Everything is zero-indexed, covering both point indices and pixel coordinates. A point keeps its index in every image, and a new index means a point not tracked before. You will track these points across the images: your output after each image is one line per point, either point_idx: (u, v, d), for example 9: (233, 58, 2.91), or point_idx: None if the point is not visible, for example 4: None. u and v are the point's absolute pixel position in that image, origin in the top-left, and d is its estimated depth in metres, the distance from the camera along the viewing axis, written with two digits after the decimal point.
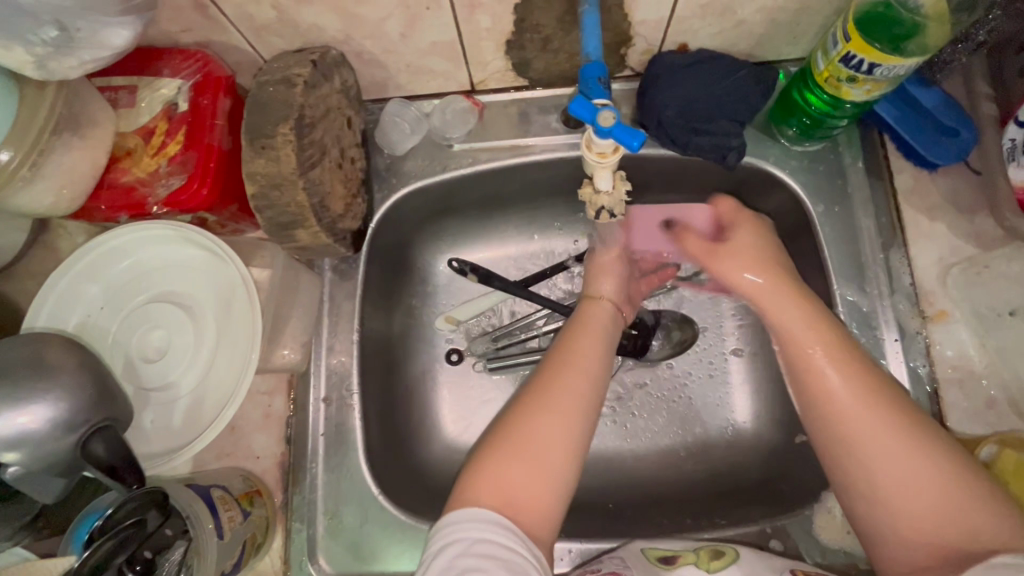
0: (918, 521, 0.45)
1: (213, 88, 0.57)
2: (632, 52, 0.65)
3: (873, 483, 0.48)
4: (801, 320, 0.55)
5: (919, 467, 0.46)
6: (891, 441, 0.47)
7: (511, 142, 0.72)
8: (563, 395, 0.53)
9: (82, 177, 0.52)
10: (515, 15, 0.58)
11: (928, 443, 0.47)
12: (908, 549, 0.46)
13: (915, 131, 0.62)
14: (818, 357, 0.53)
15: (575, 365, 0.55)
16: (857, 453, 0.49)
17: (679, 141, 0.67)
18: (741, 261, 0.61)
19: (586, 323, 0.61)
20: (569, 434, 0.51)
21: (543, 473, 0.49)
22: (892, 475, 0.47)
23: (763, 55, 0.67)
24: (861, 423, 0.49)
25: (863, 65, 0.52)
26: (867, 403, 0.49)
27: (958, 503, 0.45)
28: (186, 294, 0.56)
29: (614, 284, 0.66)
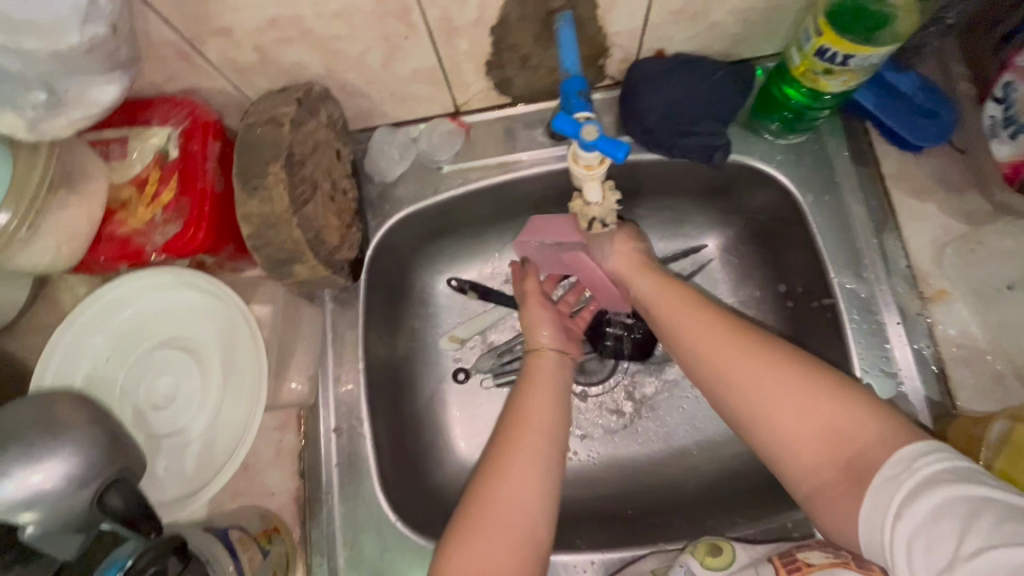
0: (806, 442, 0.46)
1: (202, 133, 0.58)
2: (610, 62, 0.66)
3: (769, 428, 0.48)
4: (687, 321, 0.55)
5: (810, 405, 0.46)
6: (788, 387, 0.47)
7: (499, 159, 0.73)
8: (521, 462, 0.53)
9: (80, 231, 0.53)
10: (492, 37, 0.59)
11: (784, 357, 0.49)
12: (809, 474, 0.46)
13: (896, 115, 0.62)
14: (695, 342, 0.53)
15: (538, 424, 0.56)
16: (733, 395, 0.50)
17: (666, 144, 0.68)
18: (633, 267, 0.63)
19: (538, 378, 0.61)
20: (530, 496, 0.52)
21: (516, 535, 0.50)
22: (785, 410, 0.47)
23: (739, 54, 0.68)
24: (744, 369, 0.50)
25: (838, 57, 0.53)
26: (727, 348, 0.51)
27: (838, 413, 0.45)
28: (190, 338, 0.56)
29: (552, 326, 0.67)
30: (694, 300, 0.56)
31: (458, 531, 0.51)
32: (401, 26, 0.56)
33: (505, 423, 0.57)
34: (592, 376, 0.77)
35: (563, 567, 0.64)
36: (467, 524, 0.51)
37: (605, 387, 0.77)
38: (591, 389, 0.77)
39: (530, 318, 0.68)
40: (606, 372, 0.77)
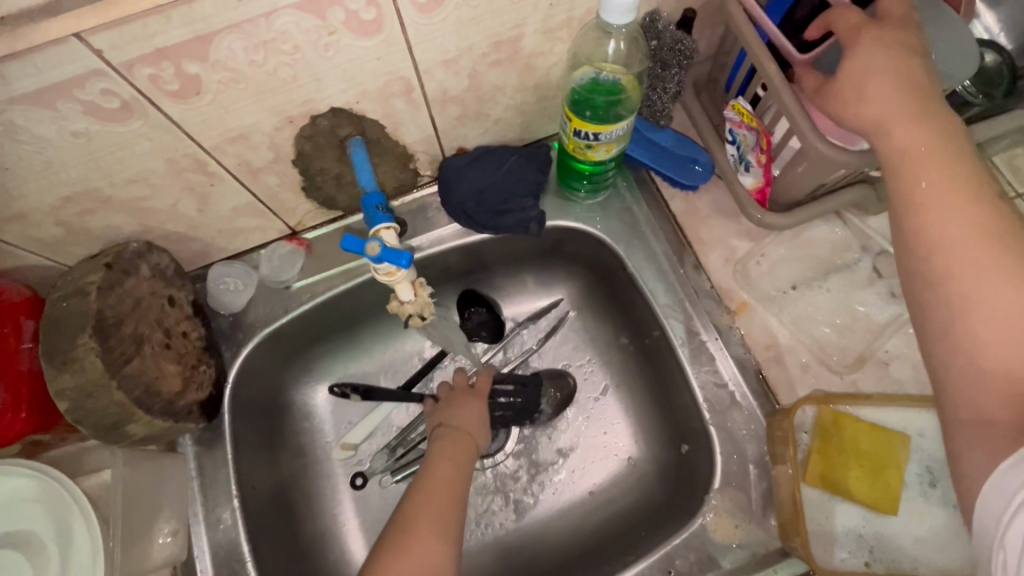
0: (994, 319, 0.38)
1: (13, 313, 0.57)
2: (420, 164, 0.73)
3: (959, 295, 0.40)
4: (928, 145, 0.44)
5: (1011, 290, 0.38)
6: (951, 229, 0.41)
7: (345, 267, 0.77)
8: (427, 521, 0.59)
9: None
10: (297, 168, 0.64)
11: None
12: (989, 358, 0.38)
13: (668, 165, 0.72)
14: (924, 174, 0.43)
15: (442, 491, 0.62)
16: (931, 255, 0.41)
17: (489, 224, 0.75)
18: (865, 83, 0.47)
19: (446, 446, 0.68)
20: (436, 548, 0.57)
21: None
22: (993, 282, 0.39)
23: (532, 136, 0.77)
24: (970, 270, 0.40)
25: (589, 135, 0.62)
26: (983, 243, 0.40)
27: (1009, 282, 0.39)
28: (21, 529, 0.53)
29: (477, 413, 0.73)
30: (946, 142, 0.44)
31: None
32: (202, 177, 0.60)
33: (428, 465, 0.66)
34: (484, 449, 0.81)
35: None
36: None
37: (498, 456, 0.81)
38: (485, 462, 0.80)
39: (455, 408, 0.73)
40: (496, 443, 0.81)
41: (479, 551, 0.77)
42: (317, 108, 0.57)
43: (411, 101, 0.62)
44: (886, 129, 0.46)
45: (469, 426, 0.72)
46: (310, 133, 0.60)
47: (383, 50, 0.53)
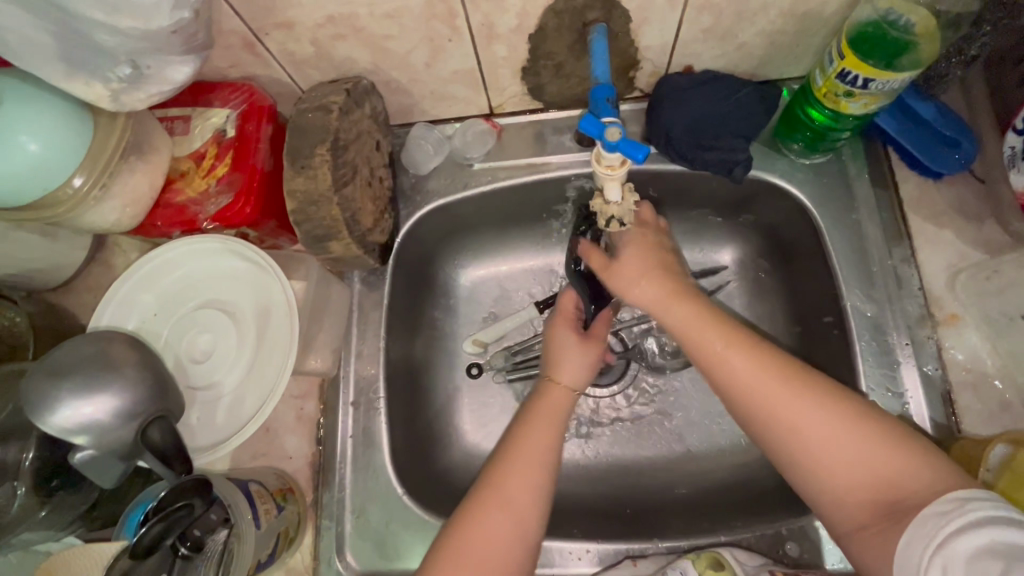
0: (836, 469, 0.49)
1: (257, 115, 0.63)
2: (640, 75, 0.69)
3: (784, 432, 0.52)
4: (674, 304, 0.60)
5: (807, 412, 0.51)
6: (758, 381, 0.54)
7: (528, 160, 0.76)
8: (514, 496, 0.57)
9: (143, 196, 0.59)
10: (529, 44, 0.63)
11: (833, 396, 0.52)
12: (844, 499, 0.49)
13: (919, 143, 0.64)
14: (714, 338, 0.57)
15: (527, 457, 0.59)
16: (743, 397, 0.54)
17: (687, 155, 0.69)
18: (631, 269, 0.63)
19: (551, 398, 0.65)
20: (514, 523, 0.56)
21: (525, 512, 0.57)
22: (804, 427, 0.51)
23: (765, 74, 0.70)
24: (784, 405, 0.52)
25: (859, 80, 0.56)
26: (773, 389, 0.53)
27: (816, 413, 0.51)
28: (228, 301, 0.61)
29: (586, 367, 0.68)
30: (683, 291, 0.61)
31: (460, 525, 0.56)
32: (446, 29, 0.60)
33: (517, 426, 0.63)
34: (601, 378, 0.80)
35: (558, 553, 0.66)
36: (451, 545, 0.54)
37: (613, 390, 0.80)
38: (599, 389, 0.80)
39: (556, 347, 0.69)
40: (615, 377, 0.80)
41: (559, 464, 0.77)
42: None
43: None
44: (660, 310, 0.61)
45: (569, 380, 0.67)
46: (560, 8, 0.58)
47: None
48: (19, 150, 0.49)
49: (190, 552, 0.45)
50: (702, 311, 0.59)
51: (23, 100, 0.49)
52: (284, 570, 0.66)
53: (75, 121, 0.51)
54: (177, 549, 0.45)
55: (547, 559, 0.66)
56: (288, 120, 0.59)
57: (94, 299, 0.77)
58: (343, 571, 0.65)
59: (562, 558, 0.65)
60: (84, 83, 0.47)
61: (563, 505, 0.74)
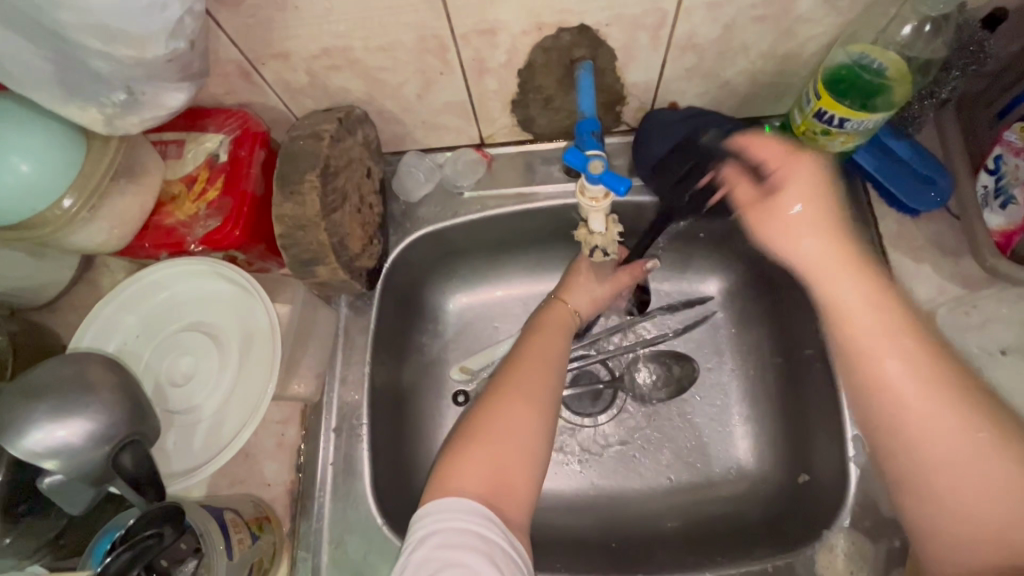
0: (968, 500, 0.45)
1: (251, 141, 0.64)
2: (626, 110, 0.71)
3: (911, 435, 0.48)
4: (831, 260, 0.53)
5: (953, 433, 0.46)
6: (917, 394, 0.48)
7: (517, 190, 0.77)
8: (533, 381, 0.61)
9: (133, 219, 0.59)
10: (519, 78, 0.65)
11: (1008, 438, 0.45)
12: (959, 536, 0.45)
13: (896, 180, 0.65)
14: (872, 324, 0.50)
15: (537, 360, 0.64)
16: (886, 402, 0.49)
17: (673, 188, 0.71)
18: (787, 223, 0.55)
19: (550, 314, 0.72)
20: (534, 413, 0.59)
21: (537, 400, 0.60)
22: (945, 441, 0.46)
23: (748, 112, 0.73)
24: (932, 415, 0.47)
25: (834, 119, 0.58)
26: (925, 397, 0.47)
27: (968, 438, 0.46)
28: (211, 323, 0.60)
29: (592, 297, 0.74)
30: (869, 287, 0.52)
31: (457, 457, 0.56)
32: (438, 63, 0.62)
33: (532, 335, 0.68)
34: (588, 408, 0.79)
35: None
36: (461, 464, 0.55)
37: (600, 420, 0.79)
38: (585, 420, 0.79)
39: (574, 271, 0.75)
40: (602, 407, 0.79)
41: (549, 495, 0.76)
42: (566, 23, 0.57)
43: (655, 38, 0.59)
44: (811, 272, 0.54)
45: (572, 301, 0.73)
46: (549, 44, 0.60)
47: None
48: (9, 171, 0.49)
49: None
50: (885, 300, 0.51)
51: (16, 123, 0.50)
52: None
53: (68, 145, 0.52)
54: None
55: None
56: (280, 146, 0.61)
57: (78, 319, 0.76)
58: None
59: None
60: (80, 107, 0.48)
61: (548, 536, 0.72)
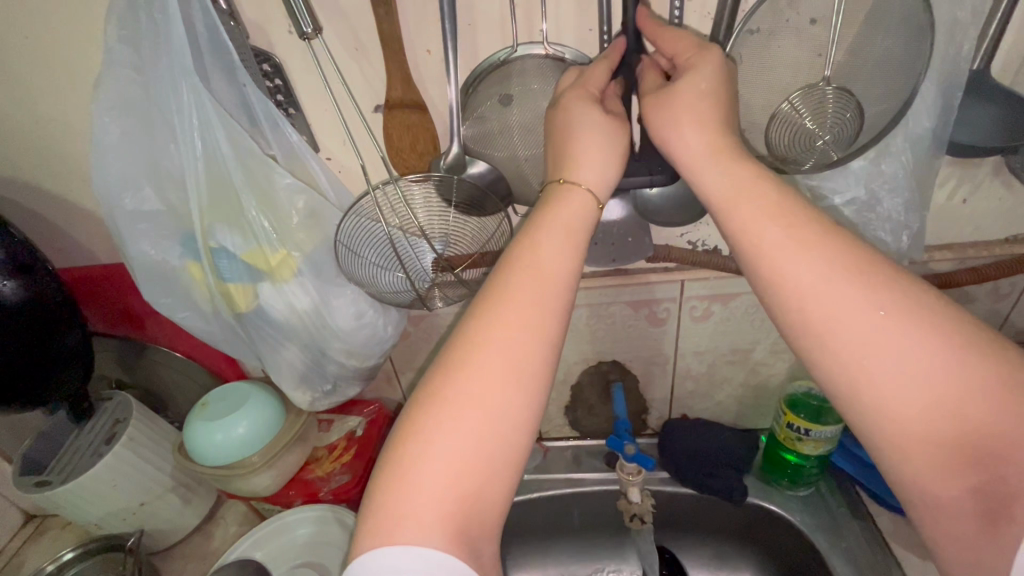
0: (912, 396, 0.39)
1: (380, 421, 0.88)
2: (650, 416, 0.96)
3: (884, 400, 0.40)
4: (725, 173, 0.47)
5: (975, 388, 0.38)
6: (935, 368, 0.39)
7: (566, 476, 0.94)
8: (507, 318, 0.44)
9: (289, 472, 0.82)
10: (571, 391, 0.93)
11: (913, 307, 0.40)
12: (918, 439, 0.39)
13: (874, 480, 0.85)
14: (879, 312, 0.41)
15: (555, 229, 0.47)
16: (844, 356, 0.42)
17: (694, 479, 0.88)
18: (679, 104, 0.49)
19: (678, 107, 0.49)
20: (517, 327, 0.44)
21: (536, 291, 0.45)
22: (918, 409, 0.39)
23: (744, 423, 0.96)
24: (884, 359, 0.40)
25: (801, 429, 0.81)
26: (901, 326, 0.40)
27: (1004, 405, 0.37)
28: (323, 564, 0.78)
29: (601, 142, 0.51)
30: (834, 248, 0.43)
31: (421, 405, 0.42)
32: None
33: (581, 247, 0.48)
34: None
35: None
36: (377, 493, 0.41)
37: None
38: None
39: (565, 128, 0.52)
40: None
41: None
42: (604, 358, 0.88)
43: (664, 369, 0.89)
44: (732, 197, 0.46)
45: (589, 181, 0.50)
46: (593, 370, 0.90)
47: (662, 335, 0.84)
48: (234, 432, 0.75)
49: None
50: (827, 243, 0.43)
51: (253, 402, 0.78)
52: None
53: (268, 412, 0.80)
54: None
55: None
56: None
57: (184, 565, 0.89)
58: None
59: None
60: (299, 393, 0.76)
61: None
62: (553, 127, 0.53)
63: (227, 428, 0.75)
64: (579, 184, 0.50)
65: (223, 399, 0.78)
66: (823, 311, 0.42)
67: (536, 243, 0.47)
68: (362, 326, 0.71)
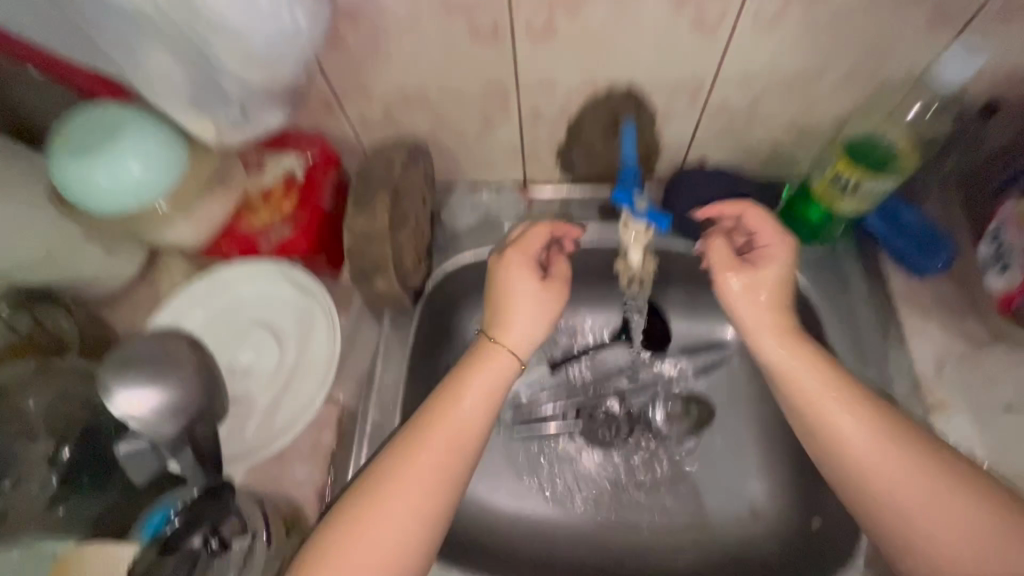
0: (936, 529, 0.52)
1: (325, 163, 0.70)
2: (660, 163, 0.79)
3: (903, 512, 0.54)
4: (752, 312, 0.62)
5: (940, 499, 0.53)
6: (893, 466, 0.54)
7: (553, 228, 0.84)
8: (449, 436, 0.57)
9: (217, 220, 0.66)
10: (568, 127, 0.73)
11: (894, 441, 0.55)
12: (938, 553, 0.52)
13: (903, 240, 0.72)
14: (859, 434, 0.56)
15: (509, 345, 0.61)
16: (853, 461, 0.56)
17: (695, 234, 0.78)
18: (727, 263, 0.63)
19: (716, 286, 0.63)
20: (474, 424, 0.58)
21: (470, 428, 0.58)
22: (916, 497, 0.53)
23: (769, 174, 0.80)
24: (886, 474, 0.54)
25: (849, 183, 0.65)
26: (890, 455, 0.55)
27: (959, 513, 0.52)
28: (276, 324, 0.65)
29: (535, 310, 0.62)
30: (812, 349, 0.60)
31: (376, 479, 0.55)
32: (500, 109, 0.70)
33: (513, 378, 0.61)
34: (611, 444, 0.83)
35: None
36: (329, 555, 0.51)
37: (623, 456, 0.82)
38: (608, 455, 0.82)
39: (505, 293, 0.62)
40: (625, 444, 0.82)
41: (563, 527, 0.79)
42: (617, 81, 0.66)
43: (693, 100, 0.68)
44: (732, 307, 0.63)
45: (511, 344, 0.61)
46: (599, 101, 0.69)
47: (703, 47, 0.61)
48: (126, 171, 0.55)
49: (214, 550, 0.50)
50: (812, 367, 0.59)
51: (140, 133, 0.56)
52: None
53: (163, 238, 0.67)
54: (207, 545, 0.49)
55: None
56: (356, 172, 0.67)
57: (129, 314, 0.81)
58: None
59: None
60: (197, 119, 0.56)
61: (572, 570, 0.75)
62: (496, 272, 0.63)
63: (114, 167, 0.55)
64: (504, 346, 0.61)
65: (95, 128, 0.56)
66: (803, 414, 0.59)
67: (506, 326, 0.62)
68: (258, 16, 0.46)
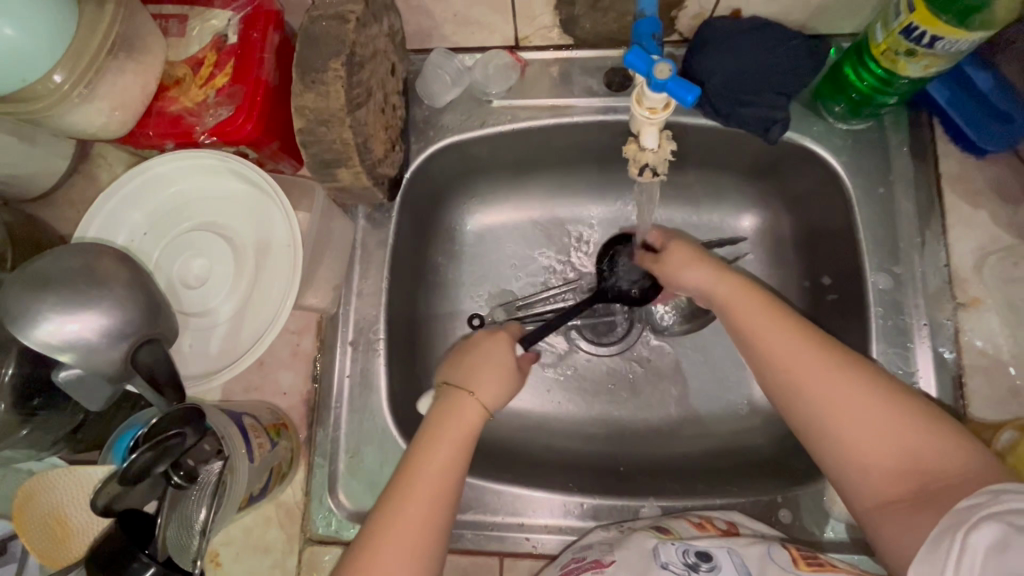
0: (874, 453, 0.49)
1: (264, 21, 0.56)
2: (683, 15, 0.64)
3: (820, 412, 0.52)
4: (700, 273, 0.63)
5: (884, 423, 0.49)
6: (842, 397, 0.51)
7: (551, 102, 0.71)
8: (444, 450, 0.55)
9: (133, 102, 0.52)
10: None
11: (833, 363, 0.52)
12: (875, 484, 0.48)
13: (966, 112, 0.62)
14: (801, 356, 0.53)
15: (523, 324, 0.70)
16: (789, 385, 0.54)
17: (723, 111, 0.65)
18: (688, 256, 0.65)
19: (679, 261, 0.65)
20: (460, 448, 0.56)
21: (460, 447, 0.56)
22: (863, 428, 0.49)
23: (817, 28, 0.66)
24: (827, 393, 0.51)
25: (925, 38, 0.52)
26: (823, 371, 0.52)
27: (913, 438, 0.48)
28: (226, 226, 0.57)
29: (501, 368, 0.63)
30: (742, 278, 0.61)
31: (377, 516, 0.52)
32: None
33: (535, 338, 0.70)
34: (603, 337, 0.80)
35: (532, 504, 0.66)
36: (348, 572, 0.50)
37: (615, 349, 0.80)
38: (597, 348, 0.80)
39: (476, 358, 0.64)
40: (618, 338, 0.80)
41: (556, 418, 0.78)
42: None
43: None
44: (707, 293, 0.62)
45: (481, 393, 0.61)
46: None
47: None
48: None
49: (182, 483, 0.44)
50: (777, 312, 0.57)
51: None
52: (274, 504, 0.64)
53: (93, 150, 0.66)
54: (170, 479, 0.43)
55: (522, 507, 0.66)
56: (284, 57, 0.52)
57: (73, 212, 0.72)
58: (335, 510, 0.64)
59: (533, 510, 0.66)
60: None
61: (565, 459, 0.75)
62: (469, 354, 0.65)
63: None
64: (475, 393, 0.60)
65: None
66: (761, 345, 0.56)
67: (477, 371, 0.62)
68: None
